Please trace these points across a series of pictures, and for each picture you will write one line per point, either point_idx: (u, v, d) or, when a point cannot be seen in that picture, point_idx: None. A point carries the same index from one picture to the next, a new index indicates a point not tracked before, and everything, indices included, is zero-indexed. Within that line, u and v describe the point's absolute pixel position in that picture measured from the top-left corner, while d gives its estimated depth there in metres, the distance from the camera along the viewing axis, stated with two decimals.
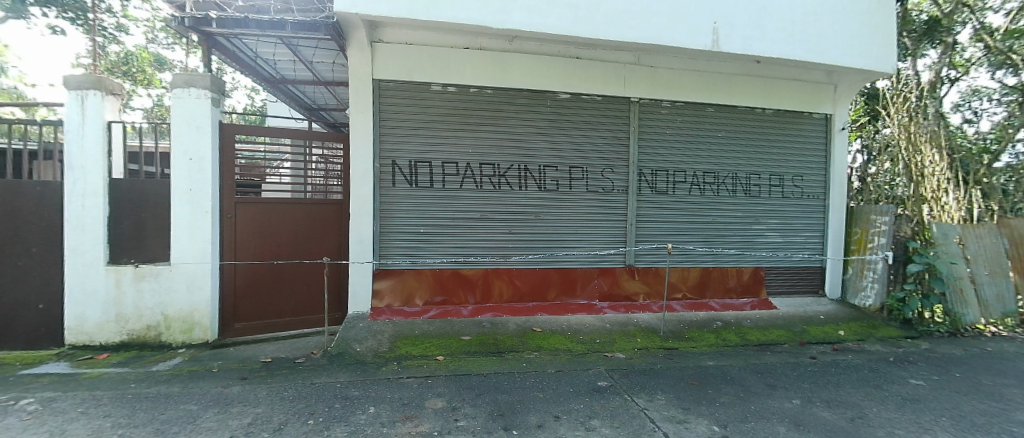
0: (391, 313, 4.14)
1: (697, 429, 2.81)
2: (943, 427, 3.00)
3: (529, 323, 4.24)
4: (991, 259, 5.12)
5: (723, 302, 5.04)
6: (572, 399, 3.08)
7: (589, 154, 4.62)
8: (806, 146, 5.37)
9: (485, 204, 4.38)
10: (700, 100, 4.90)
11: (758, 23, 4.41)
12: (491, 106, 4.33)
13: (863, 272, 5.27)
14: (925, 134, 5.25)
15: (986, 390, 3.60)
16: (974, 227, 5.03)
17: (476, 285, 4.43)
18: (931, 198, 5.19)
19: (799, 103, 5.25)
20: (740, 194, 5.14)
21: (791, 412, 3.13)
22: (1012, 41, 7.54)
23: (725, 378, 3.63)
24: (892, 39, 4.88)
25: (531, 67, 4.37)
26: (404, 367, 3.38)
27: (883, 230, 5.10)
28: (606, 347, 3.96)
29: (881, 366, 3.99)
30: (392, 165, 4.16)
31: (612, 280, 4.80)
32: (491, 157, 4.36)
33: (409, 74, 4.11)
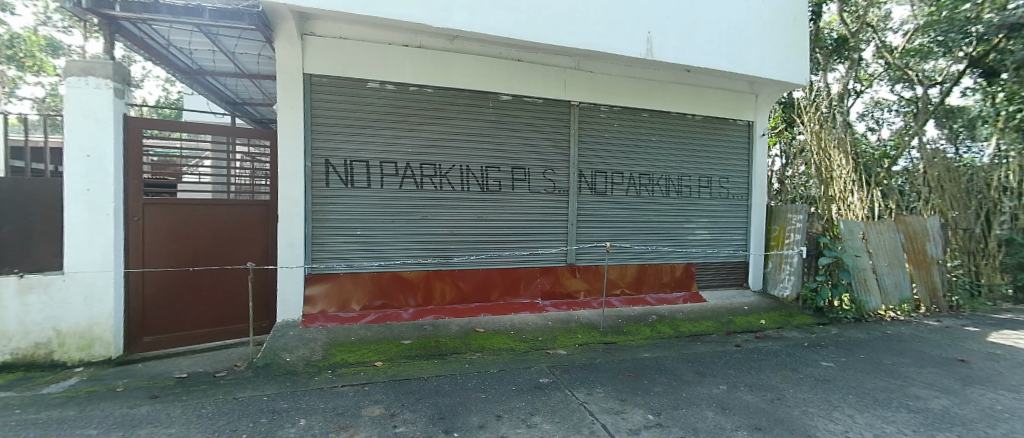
0: (325, 319, 3.95)
1: (632, 419, 2.92)
2: (849, 404, 3.32)
3: (471, 324, 4.22)
4: (889, 252, 5.74)
5: (658, 296, 5.30)
6: (514, 398, 3.09)
7: (531, 155, 4.68)
8: (732, 150, 5.76)
9: (427, 205, 4.30)
10: (636, 105, 5.11)
11: (689, 34, 4.68)
12: (432, 105, 4.26)
13: (781, 265, 5.76)
14: (834, 140, 5.81)
15: (883, 368, 4.04)
16: (876, 224, 5.63)
17: (418, 287, 4.33)
18: (839, 198, 5.73)
19: (725, 110, 5.63)
20: (673, 194, 5.43)
21: (718, 397, 3.33)
22: (907, 59, 9.10)
23: (660, 368, 3.80)
24: (806, 54, 5.37)
25: (472, 67, 4.35)
26: (338, 375, 3.23)
27: (798, 228, 5.59)
28: (548, 344, 4.03)
29: (797, 350, 4.36)
30: (325, 164, 3.98)
31: (555, 279, 4.89)
32: (432, 157, 4.29)
33: (345, 70, 3.96)
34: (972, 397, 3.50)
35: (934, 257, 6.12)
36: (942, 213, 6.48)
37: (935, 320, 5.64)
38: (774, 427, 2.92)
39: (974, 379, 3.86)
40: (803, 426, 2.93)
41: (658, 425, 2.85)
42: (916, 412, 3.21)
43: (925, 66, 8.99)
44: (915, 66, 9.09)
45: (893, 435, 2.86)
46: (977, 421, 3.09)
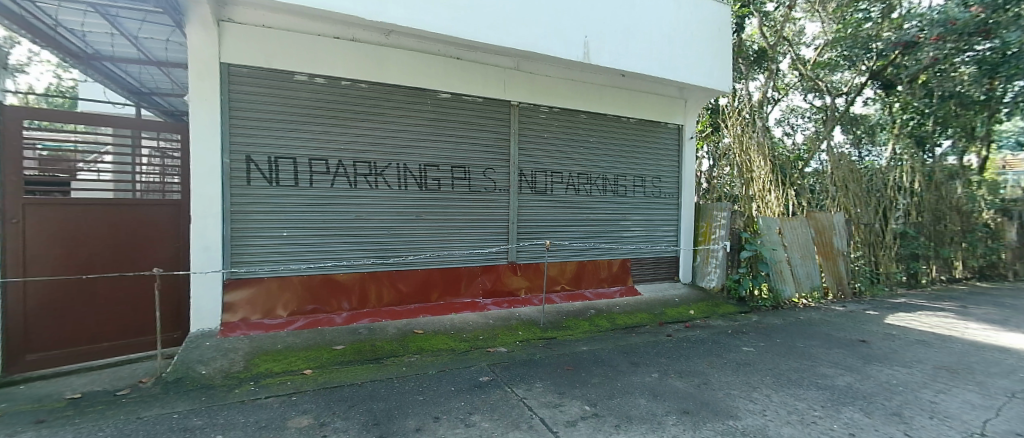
0: (247, 328, 3.68)
1: (570, 411, 2.98)
2: (766, 385, 3.62)
3: (410, 326, 4.12)
4: (801, 245, 6.33)
5: (596, 291, 5.48)
6: (453, 398, 3.05)
7: (471, 155, 4.67)
8: (664, 151, 6.09)
9: (362, 204, 4.16)
10: (573, 106, 5.26)
11: (625, 40, 4.88)
12: (366, 100, 4.12)
13: (708, 260, 6.18)
14: (754, 143, 6.32)
15: (795, 351, 4.45)
16: (790, 220, 6.21)
17: (352, 290, 4.17)
18: (758, 196, 6.25)
19: (657, 113, 5.94)
20: (610, 193, 5.64)
21: (651, 385, 3.50)
22: (818, 71, 10.14)
23: (596, 361, 3.92)
24: (729, 63, 5.80)
25: (408, 63, 4.26)
26: (262, 386, 3.02)
27: (723, 224, 6.02)
28: (488, 343, 4.04)
29: (721, 338, 4.69)
30: (246, 161, 3.72)
31: (496, 277, 4.91)
32: (367, 154, 4.15)
33: (269, 61, 3.73)
34: (868, 373, 3.95)
35: (840, 249, 6.84)
36: (846, 209, 7.23)
37: (840, 306, 6.30)
38: (700, 410, 3.12)
39: (871, 357, 4.36)
40: (726, 408, 3.15)
41: (594, 415, 2.95)
42: (823, 389, 3.56)
43: (833, 77, 10.01)
44: (824, 77, 10.15)
45: (803, 411, 3.16)
46: (874, 395, 3.48)
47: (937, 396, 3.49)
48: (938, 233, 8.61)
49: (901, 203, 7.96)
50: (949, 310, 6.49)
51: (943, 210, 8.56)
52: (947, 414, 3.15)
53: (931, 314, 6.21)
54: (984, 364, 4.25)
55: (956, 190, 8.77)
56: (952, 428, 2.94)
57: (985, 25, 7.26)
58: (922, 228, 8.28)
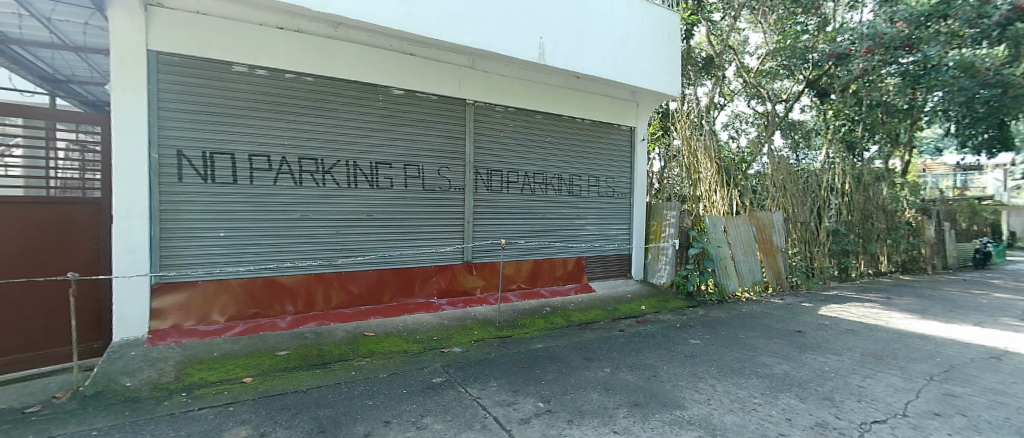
0: (178, 335, 3.43)
1: (524, 408, 3.01)
2: (711, 375, 3.81)
3: (360, 328, 4.00)
4: (743, 242, 6.72)
5: (552, 289, 5.56)
6: (404, 401, 2.98)
7: (424, 153, 4.60)
8: (617, 152, 6.28)
9: (309, 203, 4.00)
10: (529, 107, 5.32)
11: (578, 42, 4.98)
12: (313, 95, 3.98)
13: (658, 257, 6.44)
14: (700, 146, 6.65)
15: (738, 342, 4.72)
16: (734, 218, 6.58)
17: (297, 293, 3.99)
18: (705, 196, 6.60)
19: (610, 115, 6.12)
20: (564, 192, 5.75)
21: (603, 380, 3.59)
22: (760, 78, 10.85)
23: (550, 358, 3.98)
24: (677, 68, 6.06)
25: (357, 58, 4.16)
26: (194, 397, 2.82)
27: (671, 222, 6.31)
28: (442, 343, 4.00)
29: (670, 331, 4.89)
30: (178, 156, 3.48)
31: (451, 277, 4.87)
32: (314, 150, 4.00)
33: (204, 50, 3.53)
34: (804, 361, 4.25)
35: (778, 246, 7.32)
36: (785, 209, 7.75)
37: (779, 299, 6.75)
38: (649, 402, 3.23)
39: (806, 346, 4.69)
40: (674, 399, 3.28)
41: (547, 411, 2.98)
42: (763, 378, 3.79)
43: (773, 85, 10.88)
44: (766, 84, 10.87)
45: (744, 399, 3.35)
46: (809, 381, 3.74)
47: (864, 381, 3.80)
48: (866, 230, 9.40)
49: (834, 202, 8.62)
50: (875, 302, 7.11)
51: (871, 209, 9.37)
52: (872, 397, 3.44)
53: (859, 305, 6.78)
54: (903, 350, 4.69)
55: (882, 192, 9.60)
56: (877, 409, 3.21)
57: (908, 40, 8.05)
58: (852, 226, 9.02)
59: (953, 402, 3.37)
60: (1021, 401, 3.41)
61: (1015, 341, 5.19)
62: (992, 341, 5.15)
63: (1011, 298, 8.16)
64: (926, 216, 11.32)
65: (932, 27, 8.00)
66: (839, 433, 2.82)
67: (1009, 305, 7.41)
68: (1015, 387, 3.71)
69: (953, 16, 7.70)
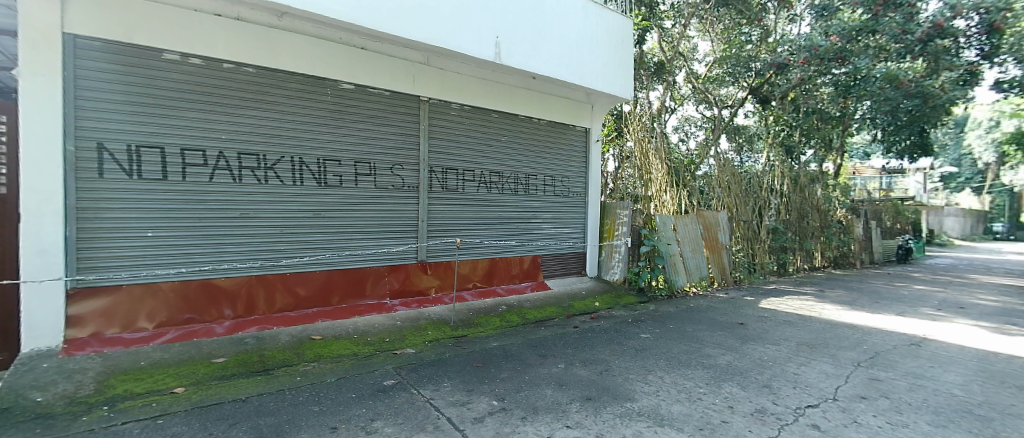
0: (99, 344, 3.13)
1: (477, 408, 3.00)
2: (660, 367, 3.98)
3: (306, 332, 3.85)
4: (691, 240, 7.07)
5: (508, 287, 5.59)
6: (353, 406, 2.89)
7: (376, 150, 4.53)
8: (572, 153, 6.42)
9: (250, 200, 3.83)
10: (484, 106, 5.33)
11: (534, 44, 5.03)
12: (253, 87, 3.81)
13: (612, 254, 6.65)
14: (652, 148, 6.92)
15: (685, 335, 4.95)
16: (683, 217, 6.93)
17: (236, 296, 3.79)
18: (654, 196, 6.88)
19: (566, 116, 6.24)
20: (521, 192, 5.81)
21: (557, 375, 3.66)
22: (708, 84, 11.43)
23: (505, 356, 3.99)
24: (631, 73, 6.28)
25: (303, 51, 4.02)
26: (117, 411, 2.57)
27: (624, 221, 6.53)
28: (394, 345, 3.92)
29: (622, 326, 5.07)
30: (98, 149, 3.19)
31: (404, 277, 4.78)
32: (254, 145, 3.84)
33: (131, 36, 3.27)
34: (745, 352, 4.52)
35: (723, 243, 7.76)
36: (729, 208, 8.21)
37: (723, 293, 7.16)
38: (601, 395, 3.33)
39: (746, 337, 5.01)
40: (625, 392, 3.40)
41: (501, 409, 3.00)
42: (708, 369, 4.00)
43: (720, 91, 11.48)
44: (713, 90, 11.47)
45: (690, 390, 3.52)
46: (750, 371, 3.99)
47: (800, 368, 4.10)
48: (803, 228, 10.13)
49: (774, 202, 9.22)
50: (809, 294, 7.70)
51: (806, 209, 10.11)
52: (806, 384, 3.71)
53: (796, 298, 7.30)
54: (833, 339, 5.09)
55: (816, 193, 10.39)
56: (811, 395, 3.47)
57: (841, 52, 8.71)
58: (790, 224, 9.69)
59: (876, 386, 3.69)
60: (936, 383, 3.79)
61: (928, 328, 5.78)
62: (909, 329, 5.71)
63: (926, 289, 9.08)
64: (854, 215, 12.36)
65: (862, 41, 8.71)
66: (776, 418, 3.02)
67: (926, 296, 8.23)
68: (930, 370, 4.13)
69: (882, 31, 8.37)
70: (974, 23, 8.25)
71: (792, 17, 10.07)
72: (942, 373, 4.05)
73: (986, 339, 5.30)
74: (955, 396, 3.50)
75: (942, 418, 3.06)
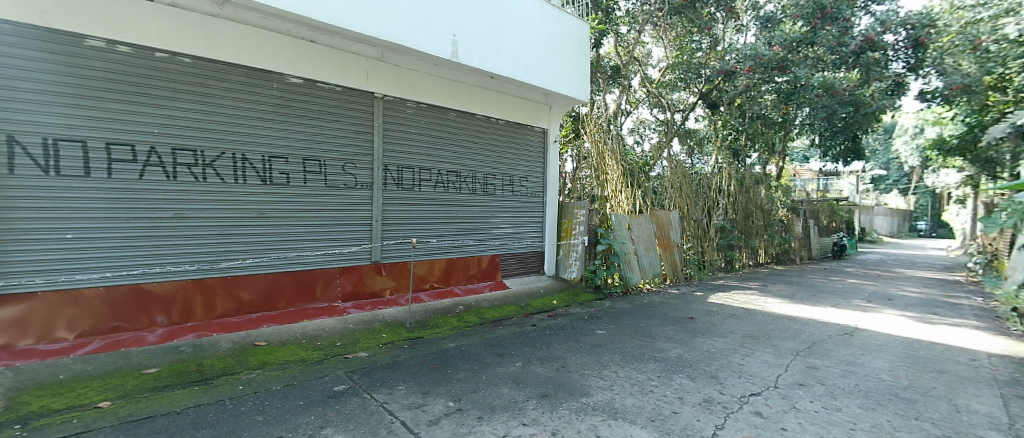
0: (10, 356, 2.78)
1: (433, 410, 2.97)
2: (615, 362, 4.11)
3: (250, 338, 3.65)
4: (645, 238, 7.35)
5: (466, 287, 5.57)
6: (301, 413, 2.77)
7: (326, 148, 4.38)
8: (531, 153, 6.49)
9: (186, 199, 3.59)
10: (441, 104, 5.29)
11: (492, 43, 5.03)
12: (191, 79, 3.58)
13: (569, 253, 6.76)
14: (608, 149, 7.11)
15: (639, 330, 5.13)
16: (637, 217, 7.20)
17: (171, 302, 3.53)
18: (610, 197, 7.10)
19: (524, 116, 6.31)
20: (479, 191, 5.81)
21: (514, 374, 3.68)
22: (661, 89, 11.98)
23: (462, 356, 3.97)
24: (588, 76, 6.44)
25: (246, 42, 3.82)
26: (33, 429, 2.28)
27: (581, 221, 6.66)
28: (346, 349, 3.80)
29: (578, 323, 5.18)
30: (8, 142, 2.87)
31: (357, 278, 4.66)
32: (191, 141, 3.60)
33: (48, 19, 2.97)
34: (694, 345, 4.75)
35: (675, 241, 8.11)
36: (681, 208, 8.58)
37: (675, 289, 7.50)
38: (558, 392, 3.39)
39: (695, 331, 5.26)
40: (581, 388, 3.48)
41: (458, 410, 2.98)
42: (660, 362, 4.18)
43: (672, 96, 12.02)
44: (666, 95, 12.01)
45: (643, 383, 3.65)
46: (698, 362, 4.20)
47: (745, 359, 4.36)
48: (748, 227, 10.78)
49: (722, 202, 9.74)
50: (753, 289, 8.21)
51: (751, 208, 10.78)
52: (750, 373, 3.95)
53: (741, 292, 7.77)
54: (774, 331, 5.45)
55: (760, 193, 11.10)
56: (755, 383, 3.71)
57: (782, 62, 9.37)
58: (736, 223, 10.29)
59: (812, 374, 3.99)
60: (866, 369, 4.15)
61: (858, 319, 6.31)
62: (841, 319, 6.21)
63: (857, 283, 9.91)
64: (794, 214, 13.30)
65: (802, 51, 9.37)
66: (722, 407, 3.19)
67: (856, 289, 8.99)
68: (859, 357, 4.50)
69: (820, 43, 9.05)
70: (902, 38, 9.24)
71: (739, 27, 10.78)
72: (871, 359, 4.44)
73: (907, 328, 5.86)
74: (883, 380, 3.84)
75: (872, 401, 3.35)
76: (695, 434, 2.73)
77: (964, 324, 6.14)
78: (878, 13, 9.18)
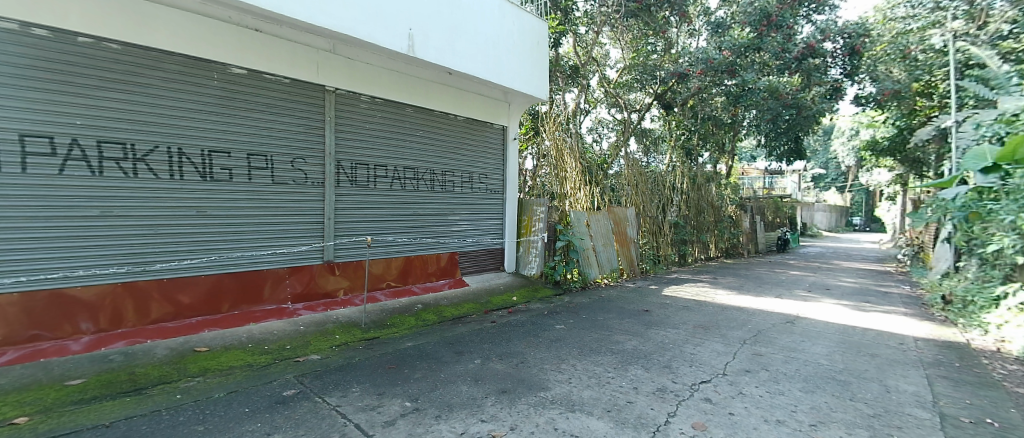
0: None
1: (389, 410, 2.92)
2: (573, 355, 4.20)
3: (189, 344, 3.43)
4: (603, 235, 7.57)
5: (424, 285, 5.50)
6: (247, 421, 2.63)
7: (273, 143, 4.20)
8: (490, 150, 6.51)
9: (114, 197, 3.31)
10: (396, 99, 5.19)
11: (449, 38, 4.98)
12: (117, 67, 3.30)
13: (528, 250, 6.84)
14: (566, 147, 7.20)
15: (597, 324, 5.27)
16: (595, 214, 7.40)
17: (99, 308, 3.25)
18: (569, 194, 7.22)
19: (483, 113, 6.31)
20: (437, 188, 5.75)
21: (473, 371, 3.69)
22: (619, 90, 12.39)
23: (420, 355, 3.93)
24: (547, 75, 6.52)
25: (183, 28, 3.58)
26: None
27: (540, 217, 6.76)
28: (297, 352, 3.65)
29: (538, 318, 5.26)
30: None
31: (308, 278, 4.50)
32: (121, 133, 3.34)
33: None
34: (649, 336, 4.95)
35: (631, 237, 8.41)
36: (637, 205, 8.90)
37: (631, 283, 7.77)
38: (516, 387, 3.42)
39: (650, 323, 5.48)
40: (539, 382, 3.53)
41: (414, 410, 2.94)
42: (616, 354, 4.32)
43: (629, 96, 12.43)
44: (624, 95, 12.42)
45: (600, 375, 3.76)
46: (653, 353, 4.38)
47: (696, 348, 4.59)
48: (700, 222, 11.34)
49: (676, 199, 10.18)
50: (704, 282, 8.66)
51: (703, 205, 11.34)
52: (701, 362, 4.17)
53: (693, 285, 8.17)
54: (723, 321, 5.77)
55: (711, 191, 11.68)
56: (705, 371, 3.91)
57: (731, 65, 9.82)
58: (689, 219, 10.79)
59: (758, 360, 4.26)
60: (806, 355, 4.48)
61: (799, 308, 6.80)
62: (784, 309, 6.67)
63: (799, 274, 10.67)
64: (742, 210, 14.11)
65: (750, 57, 9.90)
66: (675, 395, 3.35)
67: (797, 280, 9.69)
68: (800, 344, 4.85)
69: (766, 49, 9.60)
70: (840, 46, 9.90)
71: (691, 31, 11.31)
72: (811, 346, 4.80)
73: (842, 315, 6.37)
74: (821, 364, 4.18)
75: (811, 384, 3.63)
76: (649, 422, 2.85)
77: (894, 312, 6.76)
78: (819, 22, 9.85)
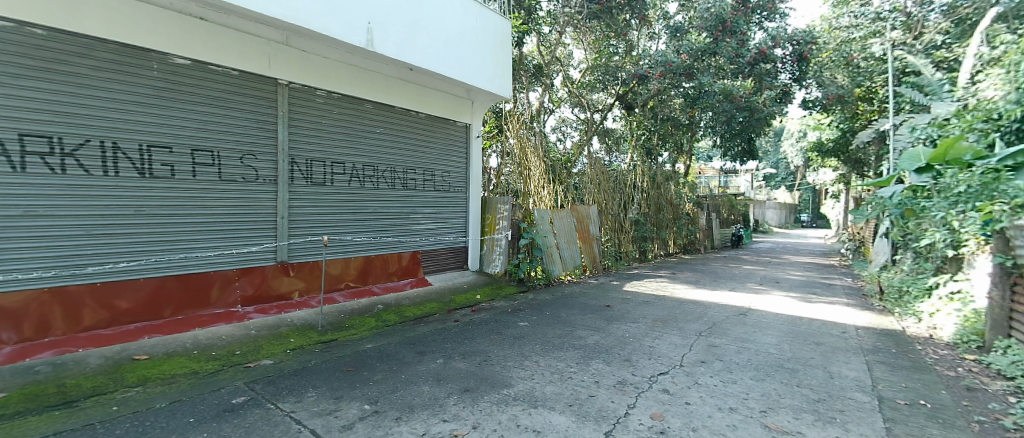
0: None
1: (346, 414, 2.85)
2: (535, 352, 4.26)
3: (128, 351, 3.20)
4: (566, 232, 7.71)
5: (385, 285, 5.40)
6: (192, 431, 2.49)
7: (221, 138, 3.99)
8: (453, 148, 6.47)
9: (38, 194, 3.03)
10: (355, 95, 5.06)
11: (410, 33, 4.89)
12: (40, 53, 3.01)
13: (492, 248, 6.85)
14: (530, 145, 7.25)
15: (560, 320, 5.36)
16: (558, 211, 7.53)
17: (22, 316, 2.96)
18: (534, 192, 7.27)
19: (446, 111, 6.25)
20: (398, 186, 5.65)
21: (435, 371, 3.66)
22: (581, 89, 12.62)
23: (380, 357, 3.85)
24: (510, 73, 6.53)
25: (118, 12, 3.32)
26: None
27: (504, 216, 6.79)
28: (248, 357, 3.50)
29: (501, 316, 5.29)
30: None
31: (259, 280, 4.32)
32: (47, 126, 3.06)
33: None
34: (609, 331, 5.09)
35: (594, 235, 8.61)
36: (599, 203, 9.10)
37: (594, 279, 7.96)
38: (479, 385, 3.43)
39: (612, 318, 5.64)
40: (501, 380, 3.56)
41: (373, 413, 2.89)
42: (579, 349, 4.41)
43: (592, 96, 12.67)
44: (586, 95, 12.65)
45: (562, 370, 3.84)
46: (615, 348, 4.51)
47: (654, 342, 4.77)
48: (660, 219, 11.75)
49: (637, 197, 10.49)
50: (662, 277, 8.98)
51: (662, 203, 11.76)
52: (660, 355, 4.34)
53: (652, 280, 8.47)
54: (680, 315, 6.02)
55: (670, 189, 12.13)
56: (663, 363, 4.08)
57: (688, 69, 10.15)
58: (649, 216, 11.16)
59: (712, 351, 4.48)
60: (757, 345, 4.76)
61: (750, 300, 7.20)
62: (737, 302, 7.04)
63: (751, 268, 11.29)
64: (699, 208, 14.73)
65: (707, 61, 10.28)
66: (634, 387, 3.47)
67: (749, 274, 10.25)
68: (751, 335, 5.15)
69: (721, 53, 10.07)
70: (789, 52, 10.48)
71: (651, 34, 11.68)
72: (762, 336, 5.10)
73: (790, 307, 6.81)
74: (769, 353, 4.45)
75: (761, 373, 3.86)
76: (609, 415, 2.94)
77: (837, 302, 7.31)
78: (770, 29, 10.41)
